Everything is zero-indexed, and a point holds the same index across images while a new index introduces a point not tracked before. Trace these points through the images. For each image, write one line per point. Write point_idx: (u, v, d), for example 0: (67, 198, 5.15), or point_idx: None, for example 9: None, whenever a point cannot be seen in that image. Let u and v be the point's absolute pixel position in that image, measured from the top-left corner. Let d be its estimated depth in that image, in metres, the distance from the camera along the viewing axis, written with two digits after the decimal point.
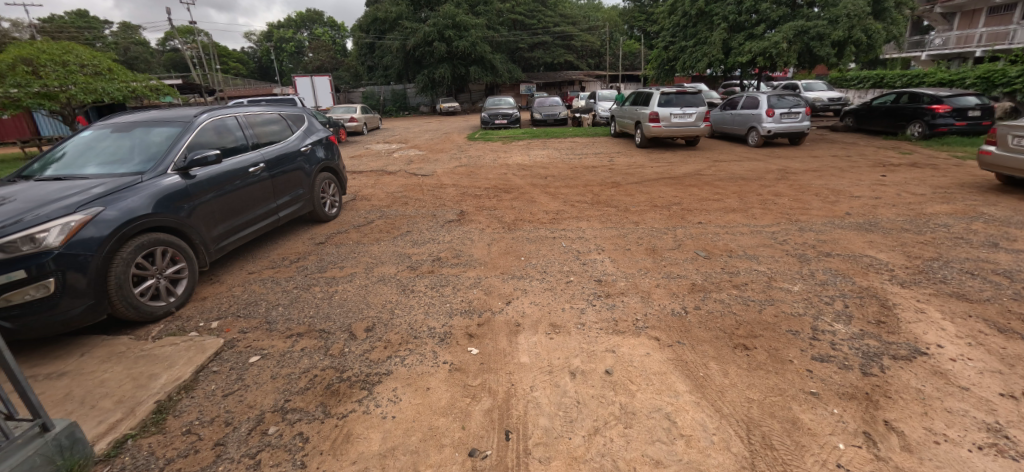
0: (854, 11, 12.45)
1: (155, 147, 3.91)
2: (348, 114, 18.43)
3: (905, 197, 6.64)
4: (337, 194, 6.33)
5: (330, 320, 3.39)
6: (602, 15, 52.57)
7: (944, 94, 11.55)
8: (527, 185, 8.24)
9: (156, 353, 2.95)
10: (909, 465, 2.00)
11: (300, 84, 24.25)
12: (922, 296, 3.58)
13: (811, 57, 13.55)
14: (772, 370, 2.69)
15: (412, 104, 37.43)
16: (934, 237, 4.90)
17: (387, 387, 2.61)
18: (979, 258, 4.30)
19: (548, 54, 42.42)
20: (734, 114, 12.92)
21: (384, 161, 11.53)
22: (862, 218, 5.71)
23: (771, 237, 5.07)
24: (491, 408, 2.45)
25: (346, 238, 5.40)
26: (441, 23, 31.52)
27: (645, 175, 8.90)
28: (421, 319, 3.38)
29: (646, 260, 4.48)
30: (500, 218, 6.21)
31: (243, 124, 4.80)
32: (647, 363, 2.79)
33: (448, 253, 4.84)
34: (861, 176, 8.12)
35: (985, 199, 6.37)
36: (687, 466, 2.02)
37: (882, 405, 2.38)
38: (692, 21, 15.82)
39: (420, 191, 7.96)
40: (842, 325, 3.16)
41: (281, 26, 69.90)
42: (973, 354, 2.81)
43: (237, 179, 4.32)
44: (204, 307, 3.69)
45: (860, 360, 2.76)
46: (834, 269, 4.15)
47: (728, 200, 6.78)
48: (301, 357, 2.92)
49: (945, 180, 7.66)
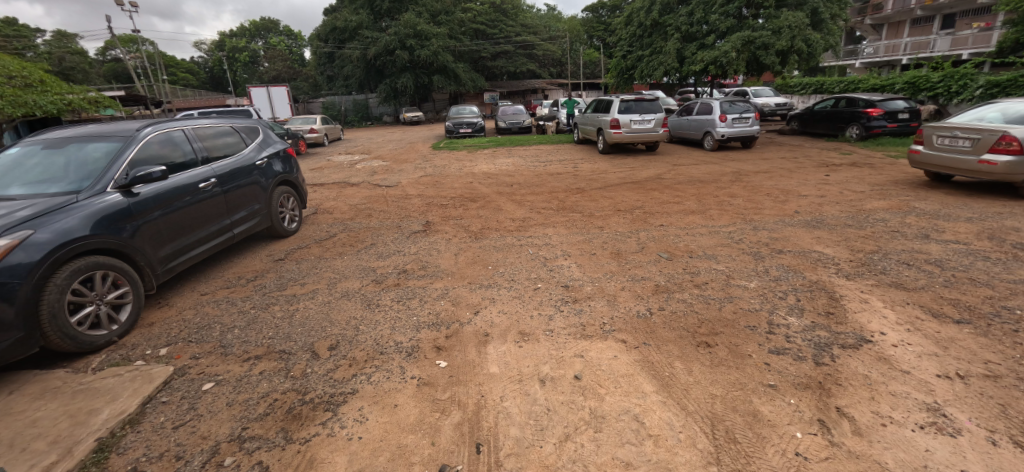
0: (794, 22, 13.24)
1: (93, 163, 3.68)
2: (307, 125, 17.94)
3: (846, 194, 7.09)
4: (296, 208, 6.10)
5: (291, 340, 3.26)
6: (563, 24, 53.66)
7: (876, 98, 12.53)
8: (493, 193, 8.25)
9: (97, 386, 2.73)
10: (861, 449, 2.11)
11: (255, 95, 23.38)
12: (865, 287, 3.81)
13: (757, 65, 14.29)
14: (733, 365, 2.79)
15: (374, 114, 36.94)
16: (873, 231, 5.25)
17: (352, 407, 2.52)
18: (914, 249, 4.63)
19: (511, 63, 42.97)
20: (690, 120, 13.44)
21: (347, 172, 11.24)
22: (810, 215, 6.04)
23: (728, 237, 5.28)
24: (461, 421, 2.41)
25: (307, 253, 5.22)
26: (402, 32, 31.40)
27: (608, 180, 9.09)
28: (387, 335, 3.30)
29: (611, 264, 4.56)
30: (466, 227, 6.18)
31: (192, 137, 4.57)
32: (615, 366, 2.83)
33: (414, 264, 4.76)
34: (808, 177, 8.60)
35: (916, 195, 6.89)
36: (656, 466, 2.06)
37: (833, 392, 2.51)
38: (647, 31, 16.46)
39: (384, 203, 7.83)
40: (795, 318, 3.33)
41: (233, 35, 67.45)
42: (911, 339, 3.01)
43: (186, 194, 4.11)
44: (151, 334, 3.46)
45: (812, 350, 2.91)
46: (786, 265, 4.37)
47: (687, 202, 7.04)
48: (260, 381, 2.78)
49: (881, 178, 8.24)
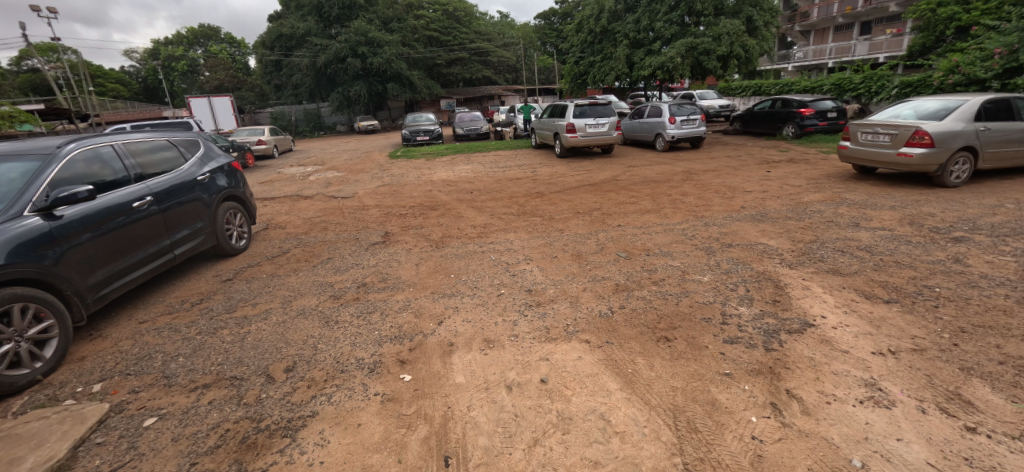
0: (732, 29, 14.03)
1: (6, 185, 3.35)
2: (254, 136, 17.15)
3: (786, 189, 7.56)
4: (244, 224, 5.80)
5: (243, 365, 3.09)
6: (517, 31, 54.34)
7: (808, 99, 13.52)
8: (453, 201, 8.19)
9: (19, 432, 2.47)
10: (810, 427, 2.23)
11: (196, 106, 22.13)
12: (806, 275, 4.07)
13: (701, 69, 15.01)
14: (691, 357, 2.89)
15: (327, 124, 35.87)
16: (811, 222, 5.62)
17: (313, 430, 2.41)
18: (847, 237, 5.00)
19: (466, 70, 42.98)
20: (642, 123, 13.92)
21: (300, 185, 10.83)
22: (755, 210, 6.39)
23: (682, 234, 5.50)
24: (429, 435, 2.36)
25: (258, 271, 4.97)
26: (353, 39, 30.78)
27: (566, 183, 9.25)
28: (347, 352, 3.19)
29: (572, 266, 4.63)
30: (427, 236, 6.09)
31: (123, 153, 4.26)
32: (580, 366, 2.87)
33: (373, 277, 4.64)
34: (751, 173, 9.11)
35: (846, 187, 7.45)
36: (623, 462, 2.10)
37: (783, 375, 2.65)
38: (598, 38, 16.97)
39: (340, 215, 7.59)
40: (746, 308, 3.51)
41: (170, 43, 63.61)
42: (849, 320, 3.24)
43: (119, 215, 3.82)
44: (83, 369, 3.17)
45: (762, 338, 3.06)
46: (735, 258, 4.59)
47: (643, 202, 7.28)
48: (209, 411, 2.61)
49: (816, 172, 8.84)
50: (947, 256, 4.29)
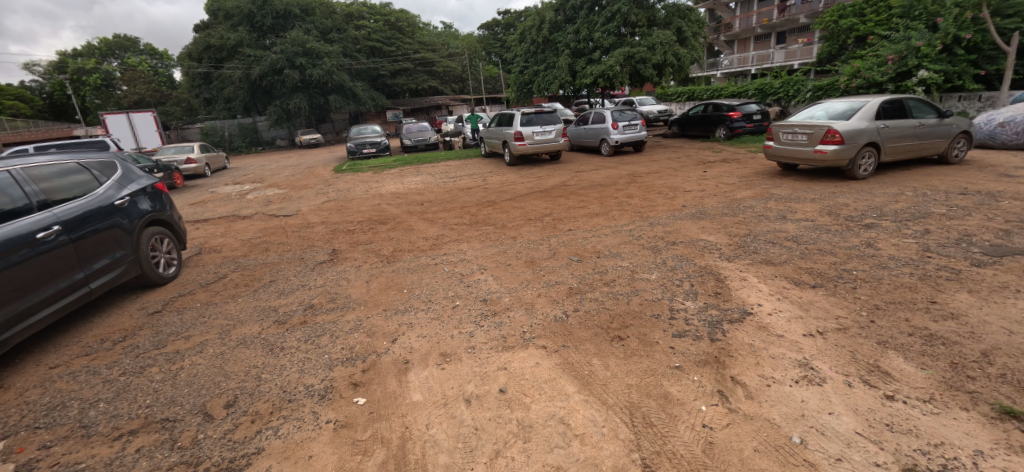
0: (664, 39, 14.79)
1: None
2: (182, 154, 15.97)
3: (721, 187, 8.05)
4: (173, 250, 5.36)
5: (176, 404, 2.84)
6: (460, 42, 54.51)
7: (735, 103, 14.56)
8: (403, 214, 8.02)
9: None
10: (753, 411, 2.37)
11: (112, 123, 20.32)
12: (743, 267, 4.34)
13: (639, 77, 15.70)
14: (644, 354, 2.99)
15: (265, 139, 34.14)
16: (745, 217, 6.01)
17: (259, 467, 2.25)
18: (776, 229, 5.39)
19: (411, 80, 42.50)
20: (587, 129, 14.36)
21: (237, 204, 10.20)
22: (694, 208, 6.74)
23: (629, 235, 5.70)
24: (386, 459, 2.27)
25: (191, 300, 4.61)
26: (289, 50, 29.64)
27: (517, 191, 9.34)
28: (295, 379, 3.02)
29: (526, 273, 4.66)
30: (377, 251, 5.92)
31: (23, 178, 3.81)
32: (537, 372, 2.88)
33: (321, 298, 4.44)
34: (690, 174, 9.63)
35: (773, 183, 8.05)
36: (584, 464, 2.12)
37: (727, 363, 2.80)
38: (541, 47, 17.46)
39: (282, 234, 7.22)
40: (691, 302, 3.68)
41: (80, 56, 58.13)
42: (782, 306, 3.48)
43: (20, 248, 3.41)
44: None
45: (707, 329, 3.22)
46: (679, 254, 4.82)
47: (591, 206, 7.48)
48: (138, 460, 2.37)
49: (747, 170, 9.49)
50: (861, 241, 4.72)
